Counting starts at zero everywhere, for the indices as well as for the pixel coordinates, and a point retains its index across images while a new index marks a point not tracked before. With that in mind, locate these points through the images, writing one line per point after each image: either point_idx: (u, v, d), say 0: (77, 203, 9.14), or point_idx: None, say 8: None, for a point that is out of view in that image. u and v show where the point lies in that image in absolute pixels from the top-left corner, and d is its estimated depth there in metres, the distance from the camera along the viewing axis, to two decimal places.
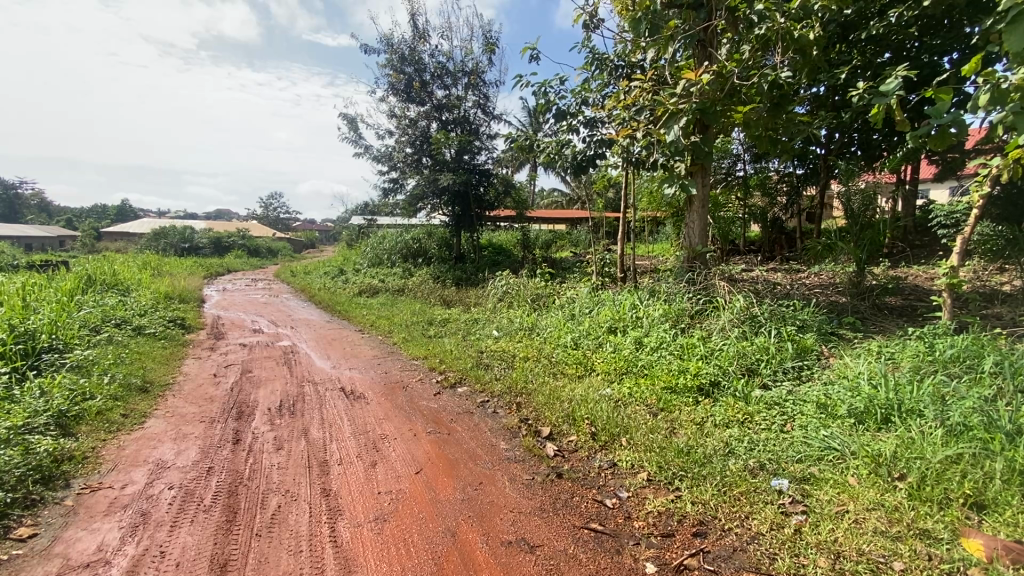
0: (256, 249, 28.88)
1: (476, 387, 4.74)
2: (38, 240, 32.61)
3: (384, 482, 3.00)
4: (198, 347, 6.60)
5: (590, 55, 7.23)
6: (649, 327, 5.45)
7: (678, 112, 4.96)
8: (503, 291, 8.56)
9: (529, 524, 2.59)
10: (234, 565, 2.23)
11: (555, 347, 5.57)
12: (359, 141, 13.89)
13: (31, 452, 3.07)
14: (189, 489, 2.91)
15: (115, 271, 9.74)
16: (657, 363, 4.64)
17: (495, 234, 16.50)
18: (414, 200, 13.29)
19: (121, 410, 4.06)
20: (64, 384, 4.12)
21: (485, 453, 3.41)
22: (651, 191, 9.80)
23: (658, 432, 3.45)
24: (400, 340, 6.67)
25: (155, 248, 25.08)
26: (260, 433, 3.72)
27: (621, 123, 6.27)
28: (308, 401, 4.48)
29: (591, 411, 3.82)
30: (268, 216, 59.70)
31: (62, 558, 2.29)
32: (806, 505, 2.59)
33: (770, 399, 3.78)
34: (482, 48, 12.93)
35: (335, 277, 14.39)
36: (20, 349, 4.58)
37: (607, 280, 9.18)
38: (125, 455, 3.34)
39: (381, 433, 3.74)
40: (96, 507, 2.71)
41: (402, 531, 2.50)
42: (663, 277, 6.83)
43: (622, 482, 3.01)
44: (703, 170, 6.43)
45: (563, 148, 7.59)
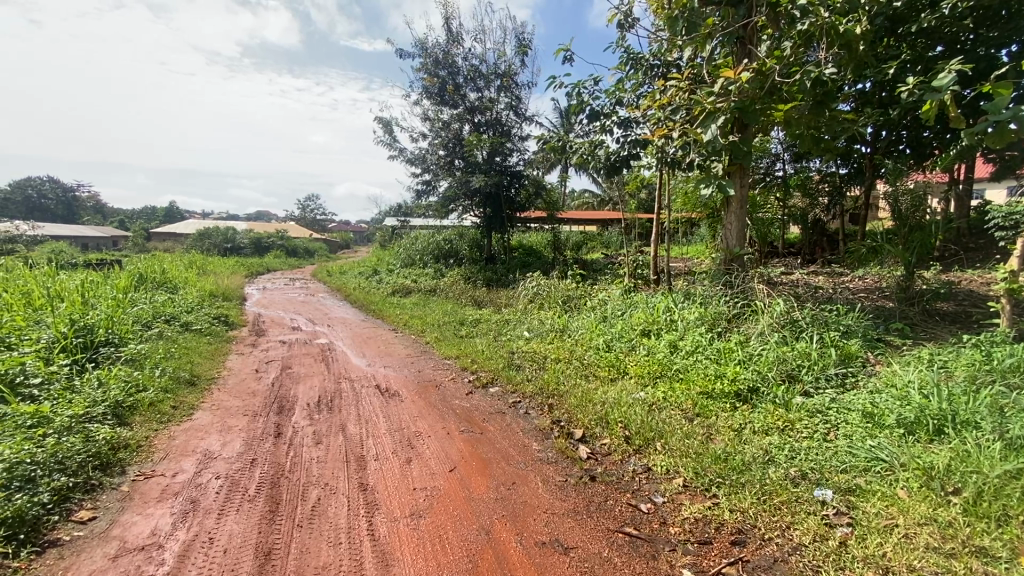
0: (294, 249, 29.86)
1: (508, 387, 4.77)
2: (94, 240, 34.58)
3: (419, 479, 3.05)
4: (241, 343, 6.86)
5: (625, 55, 7.16)
6: (685, 331, 5.34)
7: (716, 111, 4.87)
8: (534, 292, 8.57)
9: (563, 525, 2.58)
10: (277, 554, 2.30)
11: (587, 349, 5.53)
12: (393, 144, 14.18)
13: (91, 440, 3.26)
14: (235, 479, 3.02)
15: (165, 270, 10.21)
16: (694, 367, 4.55)
17: (526, 235, 16.50)
18: (446, 201, 13.43)
19: (171, 402, 4.26)
20: (120, 376, 4.35)
21: (519, 453, 3.42)
22: (686, 192, 9.62)
23: (695, 438, 3.38)
24: (433, 340, 6.75)
25: (201, 248, 26.19)
26: (300, 427, 3.83)
27: (656, 122, 6.21)
28: (344, 397, 4.58)
29: (625, 415, 3.77)
30: (306, 218, 61.82)
31: (119, 541, 2.41)
32: (852, 518, 2.49)
33: (812, 407, 3.64)
34: (515, 50, 12.99)
35: (369, 277, 14.73)
36: (80, 342, 4.85)
37: (640, 281, 9.08)
38: (175, 445, 3.50)
39: (416, 431, 3.79)
40: (149, 493, 2.85)
41: (438, 527, 2.53)
42: (699, 279, 6.68)
43: (657, 487, 2.97)
44: (741, 170, 6.26)
45: (596, 149, 7.53)
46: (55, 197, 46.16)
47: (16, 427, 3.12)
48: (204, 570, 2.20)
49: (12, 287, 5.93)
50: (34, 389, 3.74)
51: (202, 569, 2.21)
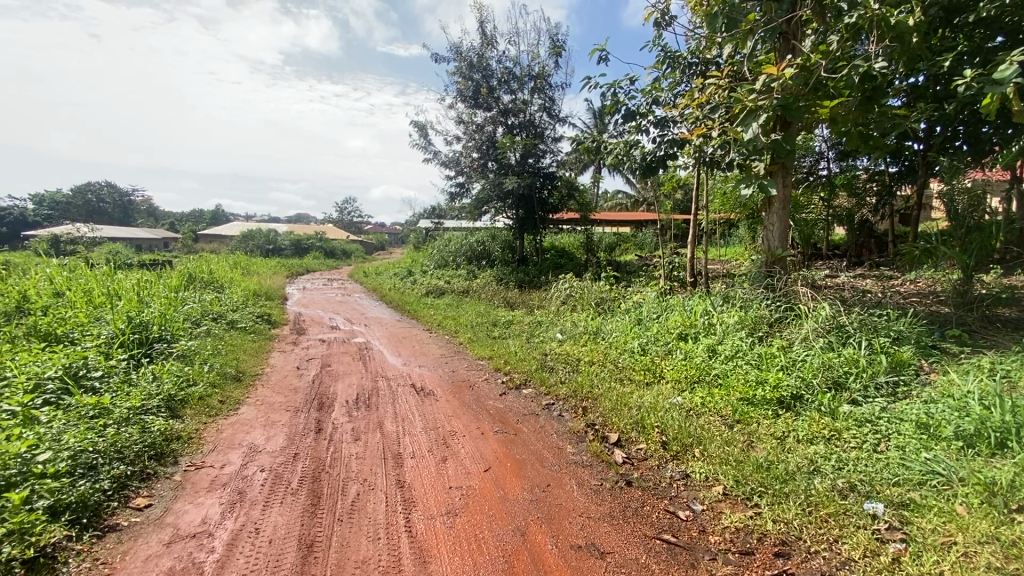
0: (332, 250, 30.74)
1: (541, 389, 4.75)
2: (148, 241, 36.65)
3: (455, 478, 3.08)
4: (283, 341, 7.10)
5: (662, 54, 7.04)
6: (723, 335, 5.20)
7: (757, 109, 4.73)
8: (567, 293, 8.53)
9: (598, 530, 2.56)
10: (319, 546, 2.37)
11: (621, 352, 5.47)
12: (428, 147, 14.41)
13: (147, 430, 3.45)
14: (278, 472, 3.13)
15: (213, 271, 10.70)
16: (733, 372, 4.42)
17: (558, 237, 16.43)
18: (479, 203, 13.53)
19: (219, 396, 4.45)
20: (173, 371, 4.57)
21: (553, 455, 3.41)
22: (725, 192, 9.38)
23: (735, 445, 3.29)
24: (467, 340, 6.82)
25: (245, 248, 27.29)
26: (339, 423, 3.94)
27: (694, 122, 6.09)
28: (381, 395, 4.69)
29: (661, 420, 3.71)
30: (343, 220, 63.58)
31: (172, 528, 2.54)
32: (906, 533, 2.37)
33: (861, 416, 3.48)
34: (549, 52, 12.99)
35: (404, 278, 14.98)
36: (136, 338, 5.13)
37: (676, 283, 8.91)
38: (223, 438, 3.66)
39: (451, 430, 3.84)
40: (200, 483, 2.99)
41: (473, 526, 2.55)
42: (738, 282, 6.49)
43: (695, 494, 2.90)
44: (784, 169, 6.06)
45: (631, 150, 7.43)
46: (113, 201, 49.04)
47: (80, 416, 3.33)
48: (251, 559, 2.28)
49: (75, 285, 6.34)
50: (96, 381, 3.97)
51: (249, 558, 2.29)
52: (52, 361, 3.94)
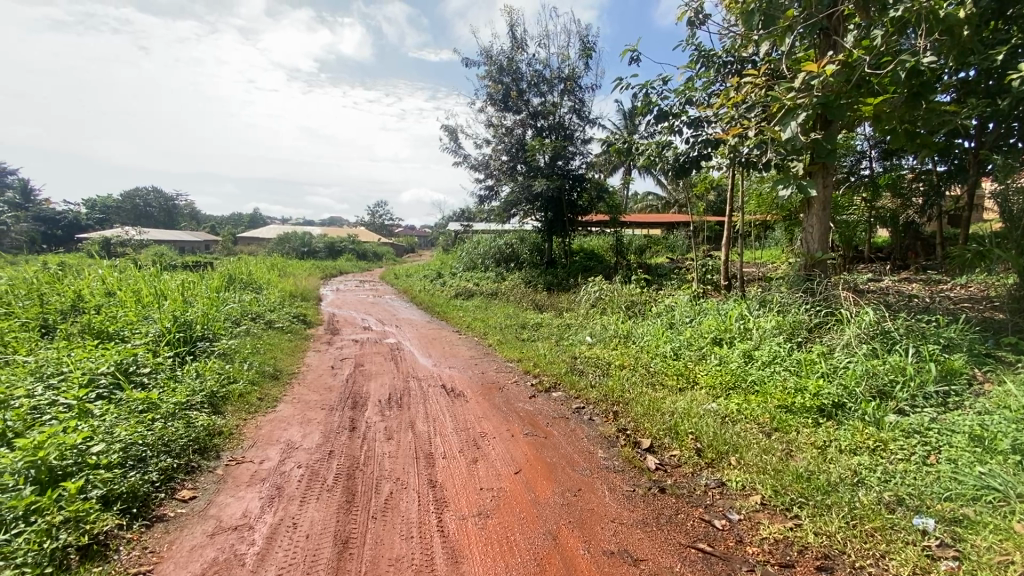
0: (364, 252, 31.42)
1: (571, 393, 4.72)
2: (190, 243, 38.34)
3: (486, 479, 3.09)
4: (317, 341, 7.28)
5: (696, 53, 6.92)
6: (760, 340, 5.05)
7: (796, 107, 4.59)
8: (596, 296, 8.44)
9: (631, 536, 2.52)
10: (354, 543, 2.41)
11: (652, 357, 5.38)
12: (458, 151, 14.56)
13: (192, 425, 3.59)
14: (314, 469, 3.21)
15: (251, 272, 11.07)
16: (770, 379, 4.29)
17: (587, 239, 16.30)
18: (508, 205, 13.57)
19: (258, 394, 4.60)
20: (215, 368, 4.75)
21: (584, 459, 3.39)
22: (761, 193, 9.12)
23: (773, 454, 3.19)
24: (495, 342, 6.84)
25: (281, 250, 28.18)
26: (372, 422, 4.00)
27: (730, 121, 5.95)
28: (413, 395, 4.75)
29: (695, 426, 3.63)
30: (375, 224, 64.90)
31: (215, 520, 2.63)
32: (959, 551, 2.24)
33: (908, 426, 3.32)
34: (579, 53, 12.93)
35: (433, 280, 15.15)
36: (181, 337, 5.35)
37: (709, 287, 8.72)
38: (262, 434, 3.78)
39: (481, 431, 3.86)
40: (240, 477, 3.10)
41: (504, 528, 2.56)
42: (775, 286, 6.31)
43: (732, 504, 2.82)
44: (824, 170, 5.86)
45: (663, 151, 7.33)
46: (159, 205, 51.43)
47: (130, 411, 3.49)
48: (290, 553, 2.34)
49: (125, 285, 6.67)
50: (145, 377, 4.17)
51: (287, 552, 2.35)
52: (105, 357, 4.15)
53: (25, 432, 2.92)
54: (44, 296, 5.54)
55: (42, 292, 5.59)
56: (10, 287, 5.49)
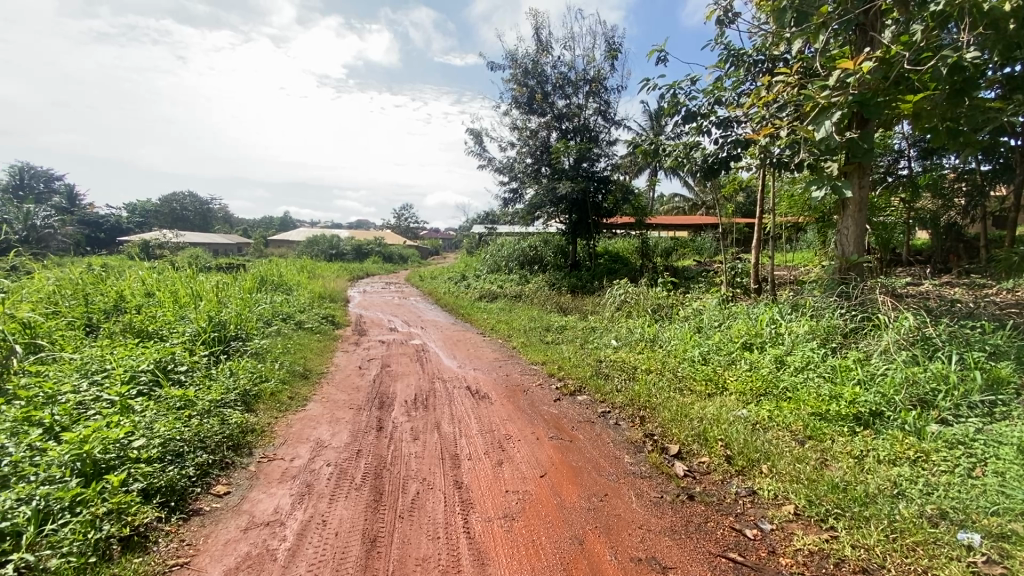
0: (390, 255, 31.92)
1: (596, 397, 4.68)
2: (224, 246, 39.63)
3: (511, 482, 3.09)
4: (345, 341, 7.42)
5: (725, 52, 6.80)
6: (792, 346, 4.91)
7: (831, 106, 4.46)
8: (621, 299, 8.35)
9: (659, 544, 2.48)
10: (381, 542, 2.44)
11: (680, 362, 5.28)
12: (483, 154, 14.66)
13: (226, 423, 3.70)
14: (343, 467, 3.26)
15: (282, 274, 11.36)
16: (804, 386, 4.17)
17: (612, 241, 16.17)
18: (533, 208, 13.55)
19: (288, 393, 4.71)
20: (248, 368, 4.88)
21: (610, 464, 3.35)
22: (792, 194, 8.89)
23: (807, 463, 3.09)
24: (520, 345, 6.84)
25: (310, 253, 28.88)
26: (399, 423, 4.05)
27: (760, 121, 5.82)
28: (438, 396, 4.78)
29: (725, 433, 3.55)
30: (401, 226, 65.86)
31: (248, 515, 2.70)
32: (1008, 568, 2.13)
33: (952, 437, 3.17)
34: (605, 55, 12.87)
35: (458, 282, 15.25)
36: (216, 337, 5.52)
37: (739, 290, 8.53)
38: (293, 432, 3.86)
39: (506, 434, 3.86)
40: (272, 474, 3.17)
41: (531, 531, 2.55)
42: (808, 290, 6.13)
43: (764, 513, 2.75)
44: (860, 170, 5.67)
45: (691, 152, 7.21)
46: (195, 209, 53.31)
47: (168, 407, 3.62)
48: (319, 550, 2.38)
49: (164, 286, 6.92)
50: (182, 375, 4.32)
51: (317, 549, 2.39)
52: (145, 355, 4.31)
53: (72, 426, 3.06)
54: (89, 296, 5.80)
55: (87, 292, 5.84)
56: (58, 287, 5.76)
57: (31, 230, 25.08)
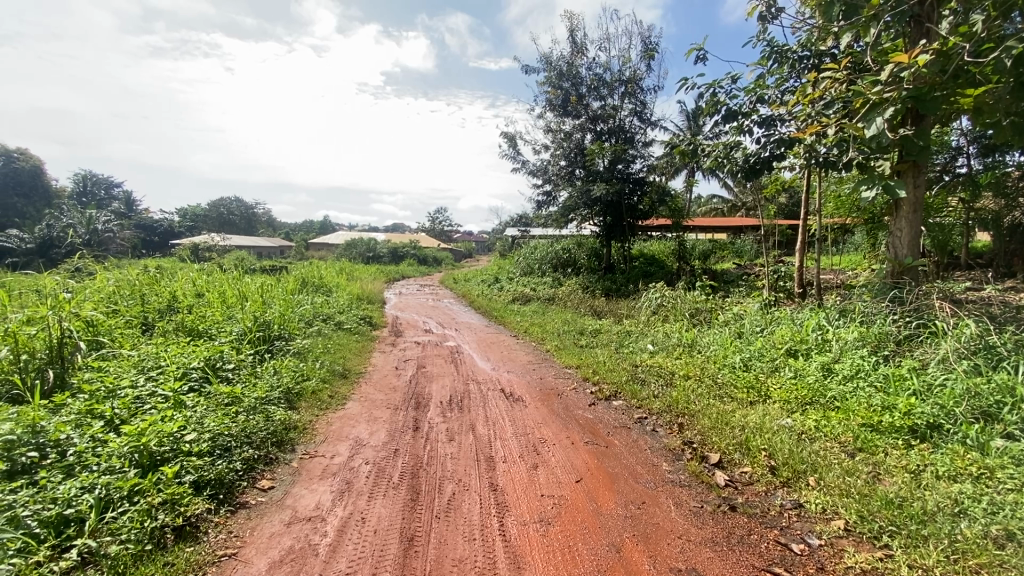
0: (424, 258, 32.44)
1: (632, 402, 4.60)
2: (267, 249, 41.18)
3: (547, 486, 3.07)
4: (382, 342, 7.57)
5: (768, 49, 6.58)
6: (841, 353, 4.69)
7: (882, 102, 4.24)
8: (657, 303, 8.20)
9: (700, 555, 2.41)
10: (419, 541, 2.47)
11: (720, 368, 5.13)
12: (517, 157, 14.72)
13: (270, 419, 3.83)
14: (381, 466, 3.32)
15: (322, 276, 11.70)
16: (853, 396, 3.97)
17: (648, 244, 15.91)
18: (567, 210, 13.47)
19: (328, 391, 4.83)
20: (291, 367, 5.05)
21: (647, 472, 3.29)
22: (839, 195, 8.52)
23: (858, 477, 2.94)
24: (554, 348, 6.81)
25: (348, 255, 29.67)
26: (435, 423, 4.10)
27: (806, 119, 5.60)
28: (472, 398, 4.81)
29: (769, 443, 3.42)
30: (435, 230, 66.88)
31: (291, 510, 2.78)
32: None
33: (1021, 454, 2.94)
34: (641, 55, 12.70)
35: (491, 284, 15.33)
36: (260, 336, 5.73)
37: (781, 295, 8.23)
38: (333, 430, 3.96)
39: (541, 437, 3.84)
40: (314, 471, 3.26)
41: (567, 536, 2.53)
42: (857, 294, 5.85)
43: (811, 527, 2.64)
44: (915, 168, 5.38)
45: (732, 151, 7.01)
46: (240, 213, 55.61)
47: (218, 403, 3.78)
48: (359, 546, 2.43)
49: (213, 287, 7.24)
50: (229, 372, 4.50)
51: (356, 546, 2.43)
52: (196, 353, 4.52)
53: (130, 419, 3.24)
54: (145, 296, 6.13)
55: (144, 292, 6.18)
56: (118, 287, 6.11)
57: (93, 234, 26.74)
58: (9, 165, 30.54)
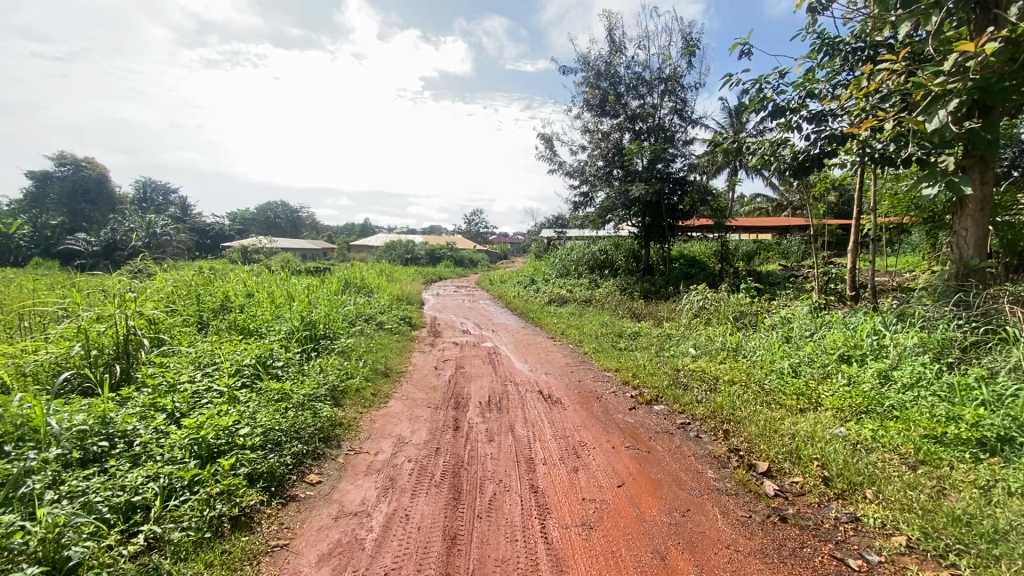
0: (461, 259, 32.81)
1: (674, 407, 4.51)
2: (310, 251, 42.64)
3: (588, 490, 3.04)
4: (422, 343, 7.70)
5: (818, 41, 6.31)
6: (899, 359, 4.44)
7: (945, 93, 3.99)
8: (699, 306, 7.99)
9: (749, 566, 2.33)
10: (461, 540, 2.50)
11: (767, 373, 4.96)
12: (553, 158, 14.70)
13: (318, 416, 3.96)
14: (423, 464, 3.38)
15: (363, 277, 12.01)
16: (914, 405, 3.75)
17: (688, 245, 15.53)
18: (604, 211, 13.33)
19: (371, 389, 4.96)
20: (337, 365, 5.21)
21: (692, 479, 3.20)
22: (896, 193, 8.07)
23: (921, 491, 2.77)
24: (592, 350, 6.75)
25: (388, 257, 30.33)
26: (474, 423, 4.14)
27: (860, 114, 5.33)
28: (511, 399, 4.83)
29: (822, 452, 3.27)
30: (472, 232, 67.52)
31: (338, 504, 2.87)
32: None
33: None
34: (681, 52, 12.44)
35: (528, 286, 15.34)
36: (307, 335, 5.94)
37: (833, 298, 7.86)
38: (376, 428, 4.06)
39: (581, 440, 3.82)
40: (359, 467, 3.35)
41: (611, 542, 2.50)
42: (917, 297, 5.51)
43: (869, 542, 2.51)
44: (983, 162, 5.02)
45: (779, 149, 6.76)
46: (286, 217, 57.77)
47: (269, 399, 3.96)
48: (403, 542, 2.48)
49: (263, 288, 7.55)
50: (279, 370, 4.69)
51: (401, 542, 2.48)
52: (249, 351, 4.73)
53: (189, 413, 3.42)
54: (201, 296, 6.46)
55: (200, 293, 6.51)
56: (177, 287, 6.45)
57: (152, 237, 28.36)
58: (78, 173, 32.77)
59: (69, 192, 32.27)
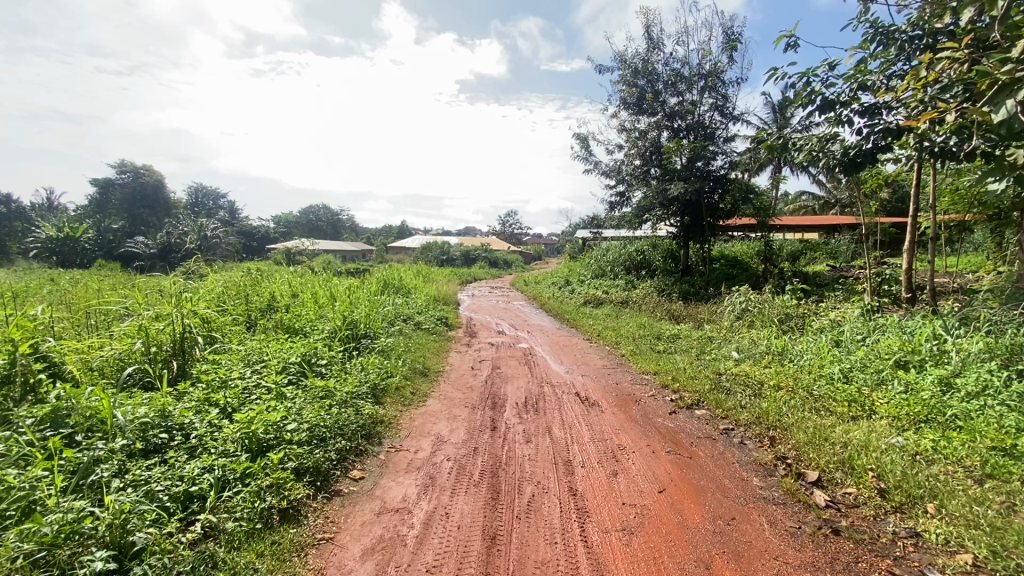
0: (496, 260, 32.98)
1: (716, 412, 4.38)
2: (349, 252, 43.82)
3: (628, 494, 3.00)
4: (459, 343, 7.78)
5: (871, 30, 6.01)
6: (963, 366, 4.17)
7: (1014, 82, 3.72)
8: (742, 308, 7.75)
9: None
10: (501, 540, 2.51)
11: (816, 378, 4.76)
12: (589, 158, 14.58)
13: (360, 413, 4.06)
14: (462, 463, 3.41)
15: (401, 278, 12.24)
16: (980, 416, 3.51)
17: (729, 246, 15.09)
18: (641, 211, 13.11)
19: (410, 388, 5.04)
20: (377, 364, 5.33)
21: (737, 487, 3.11)
22: (958, 188, 7.58)
23: (988, 507, 2.60)
24: (629, 352, 6.66)
25: (424, 258, 30.81)
26: (512, 424, 4.15)
27: (918, 106, 5.04)
28: (547, 400, 4.81)
29: (877, 462, 3.11)
30: (506, 233, 67.78)
31: (380, 501, 2.94)
32: None
33: None
34: (722, 47, 12.10)
35: (563, 287, 15.26)
36: (349, 334, 6.11)
37: (887, 300, 7.46)
38: (415, 426, 4.13)
39: (619, 444, 3.77)
40: (399, 464, 3.42)
41: (653, 548, 2.45)
42: (983, 299, 5.16)
43: (931, 560, 2.37)
44: None
45: (828, 144, 6.47)
46: (327, 219, 59.57)
47: (314, 395, 4.09)
48: (444, 540, 2.51)
49: (307, 288, 7.82)
50: (323, 368, 4.85)
51: (442, 540, 2.51)
52: (294, 349, 4.90)
53: (240, 408, 3.58)
54: (250, 296, 6.75)
55: (249, 293, 6.79)
56: (227, 288, 6.76)
57: (203, 240, 29.78)
58: (137, 180, 34.78)
59: (129, 198, 34.33)
